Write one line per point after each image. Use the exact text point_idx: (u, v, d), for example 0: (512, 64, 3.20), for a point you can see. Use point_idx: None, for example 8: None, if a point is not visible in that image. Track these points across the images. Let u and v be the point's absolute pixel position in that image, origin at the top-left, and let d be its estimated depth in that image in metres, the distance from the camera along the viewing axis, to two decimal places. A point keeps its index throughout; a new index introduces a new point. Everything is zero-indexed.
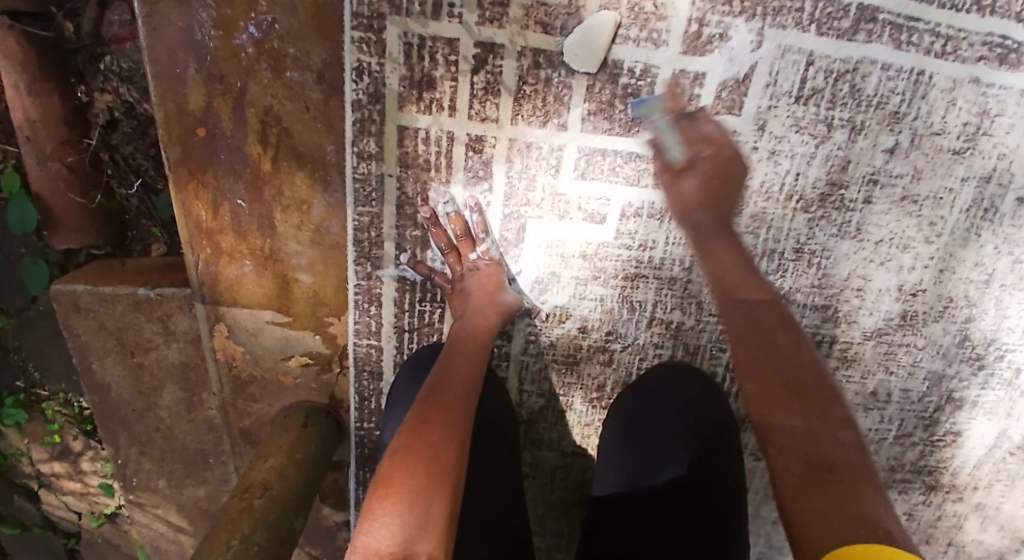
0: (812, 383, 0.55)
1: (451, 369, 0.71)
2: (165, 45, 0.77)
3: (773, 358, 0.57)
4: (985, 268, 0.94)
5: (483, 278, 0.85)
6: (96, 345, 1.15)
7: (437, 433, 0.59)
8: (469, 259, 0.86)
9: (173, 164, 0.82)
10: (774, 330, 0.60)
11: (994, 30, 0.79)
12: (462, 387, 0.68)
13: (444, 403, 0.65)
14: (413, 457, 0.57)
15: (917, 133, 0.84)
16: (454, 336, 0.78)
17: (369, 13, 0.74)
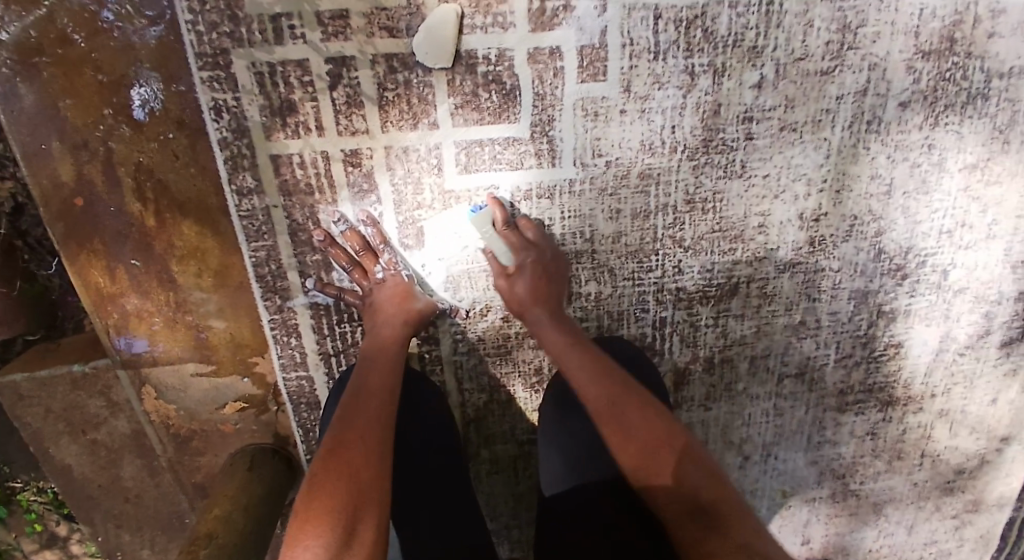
0: (655, 453, 0.63)
1: (366, 383, 0.71)
2: (25, 122, 0.77)
3: (628, 439, 0.65)
4: (884, 179, 0.95)
5: (395, 286, 0.85)
6: (46, 430, 1.15)
7: (355, 449, 0.60)
8: (374, 275, 0.86)
9: (60, 239, 0.82)
10: (658, 439, 0.64)
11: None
12: (377, 400, 0.68)
13: (360, 419, 0.65)
14: (332, 477, 0.57)
15: (780, 62, 0.85)
16: (368, 351, 0.78)
17: (212, 51, 0.74)
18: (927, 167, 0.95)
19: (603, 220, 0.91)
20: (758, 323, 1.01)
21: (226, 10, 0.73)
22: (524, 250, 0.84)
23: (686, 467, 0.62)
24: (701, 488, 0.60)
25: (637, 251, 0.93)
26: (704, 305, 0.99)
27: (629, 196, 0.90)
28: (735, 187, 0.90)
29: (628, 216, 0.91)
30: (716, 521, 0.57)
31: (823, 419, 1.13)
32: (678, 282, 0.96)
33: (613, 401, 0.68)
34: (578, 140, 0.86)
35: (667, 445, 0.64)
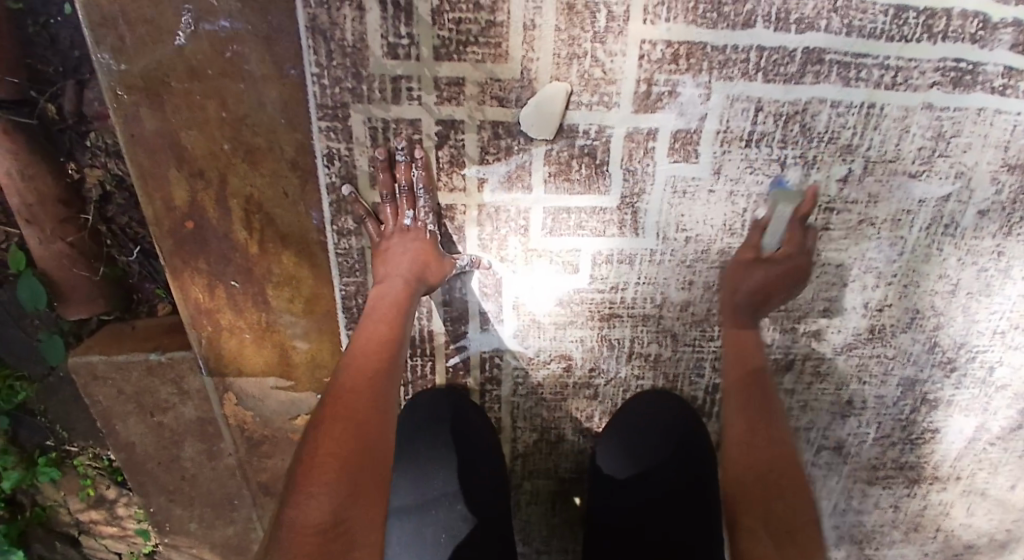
0: (787, 472, 0.68)
1: (365, 343, 0.72)
2: (144, 148, 0.80)
3: (756, 443, 0.71)
4: (950, 279, 0.97)
5: (411, 247, 0.81)
6: (116, 409, 1.23)
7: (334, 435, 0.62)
8: (396, 222, 0.83)
9: (167, 255, 0.87)
10: (760, 423, 0.73)
11: (948, 55, 0.80)
12: (372, 368, 0.69)
13: (355, 385, 0.67)
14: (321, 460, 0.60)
15: (871, 161, 0.86)
16: (374, 299, 0.78)
17: (333, 104, 0.78)
18: (993, 272, 0.97)
19: (674, 289, 0.94)
20: (805, 398, 1.06)
21: (351, 68, 0.76)
22: None
23: (795, 478, 0.68)
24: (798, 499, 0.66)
25: (702, 321, 0.97)
26: None
27: (704, 270, 0.92)
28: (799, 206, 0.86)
29: (698, 288, 0.94)
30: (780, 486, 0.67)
31: (852, 489, 1.18)
32: None
33: (756, 411, 0.75)
34: (662, 215, 0.88)
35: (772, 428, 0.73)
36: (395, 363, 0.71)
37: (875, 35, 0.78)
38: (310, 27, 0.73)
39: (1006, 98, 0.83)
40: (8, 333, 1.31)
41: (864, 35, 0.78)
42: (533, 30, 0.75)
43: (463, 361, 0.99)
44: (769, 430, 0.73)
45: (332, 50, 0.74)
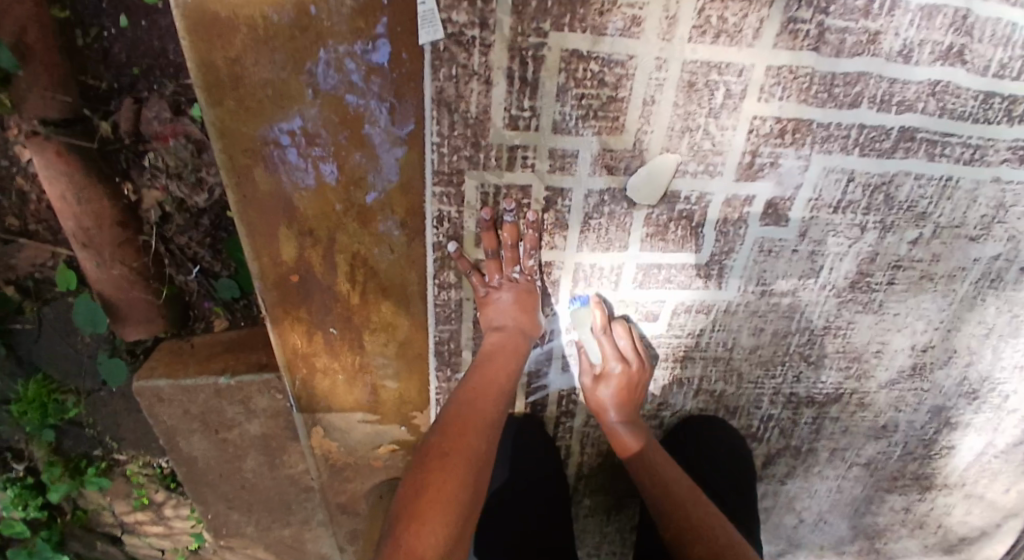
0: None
1: (480, 391, 0.77)
2: (254, 207, 0.80)
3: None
4: (987, 324, 1.06)
5: (514, 293, 0.86)
6: (180, 427, 1.25)
7: (454, 459, 0.67)
8: (505, 272, 0.86)
9: (270, 305, 0.89)
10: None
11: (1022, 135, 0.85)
12: (486, 410, 0.75)
13: (469, 423, 0.72)
14: (434, 476, 0.65)
15: (939, 226, 0.92)
16: (488, 349, 0.84)
17: (449, 171, 0.79)
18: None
19: (744, 335, 1.00)
20: (845, 423, 1.16)
21: (471, 138, 0.77)
22: (613, 196, 0.77)
23: None
24: None
25: (766, 361, 1.04)
26: (809, 407, 1.12)
27: (774, 318, 0.99)
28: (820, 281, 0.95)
29: (768, 333, 1.00)
30: None
31: (873, 495, 1.31)
32: (793, 388, 1.08)
33: None
34: (746, 270, 0.93)
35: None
36: (502, 410, 0.76)
37: (963, 117, 0.82)
38: (436, 99, 0.73)
39: None
40: (54, 349, 1.30)
41: (951, 117, 0.82)
42: (653, 104, 0.77)
43: (543, 398, 1.04)
44: None
45: (455, 121, 0.75)
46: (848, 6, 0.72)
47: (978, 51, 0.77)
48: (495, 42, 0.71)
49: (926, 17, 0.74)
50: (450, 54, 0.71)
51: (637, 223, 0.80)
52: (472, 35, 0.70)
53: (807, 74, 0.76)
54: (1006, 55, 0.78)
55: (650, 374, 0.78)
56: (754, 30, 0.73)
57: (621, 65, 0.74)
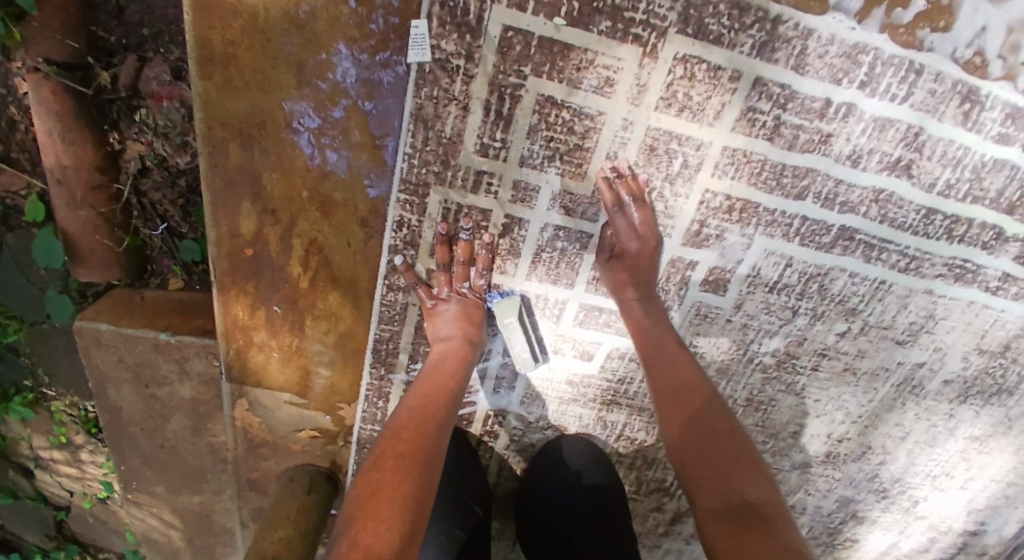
0: (769, 504, 0.71)
1: (432, 395, 0.80)
2: (223, 177, 0.83)
3: (710, 465, 0.75)
4: (904, 427, 1.10)
5: (463, 306, 0.89)
6: (111, 375, 1.26)
7: (402, 461, 0.70)
8: (453, 286, 0.89)
9: (220, 273, 0.91)
10: (733, 465, 0.75)
11: (956, 255, 0.91)
12: (434, 411, 0.77)
13: (418, 426, 0.75)
14: (385, 475, 0.68)
15: (868, 324, 0.97)
16: (437, 355, 0.86)
17: (415, 181, 0.82)
18: (941, 428, 1.11)
19: None
20: None
21: (442, 156, 0.81)
22: (632, 239, 0.83)
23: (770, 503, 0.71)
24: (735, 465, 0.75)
25: None
26: None
27: None
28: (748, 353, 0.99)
29: None
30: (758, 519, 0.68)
31: None
32: None
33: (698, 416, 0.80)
34: (681, 330, 0.97)
35: (743, 465, 0.75)
36: (453, 412, 0.79)
37: (904, 227, 0.87)
38: (415, 114, 0.78)
39: (995, 297, 0.96)
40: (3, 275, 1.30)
41: (892, 225, 0.87)
42: (615, 159, 0.81)
43: (469, 414, 1.06)
44: (736, 457, 0.76)
45: (429, 137, 0.79)
46: (805, 107, 0.78)
47: (926, 168, 0.83)
48: (478, 74, 0.75)
49: (879, 128, 0.79)
50: (434, 76, 0.75)
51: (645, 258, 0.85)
52: (457, 64, 0.75)
53: (759, 160, 0.81)
54: (954, 176, 0.84)
55: (669, 390, 0.83)
56: (715, 111, 0.78)
57: (590, 119, 0.78)
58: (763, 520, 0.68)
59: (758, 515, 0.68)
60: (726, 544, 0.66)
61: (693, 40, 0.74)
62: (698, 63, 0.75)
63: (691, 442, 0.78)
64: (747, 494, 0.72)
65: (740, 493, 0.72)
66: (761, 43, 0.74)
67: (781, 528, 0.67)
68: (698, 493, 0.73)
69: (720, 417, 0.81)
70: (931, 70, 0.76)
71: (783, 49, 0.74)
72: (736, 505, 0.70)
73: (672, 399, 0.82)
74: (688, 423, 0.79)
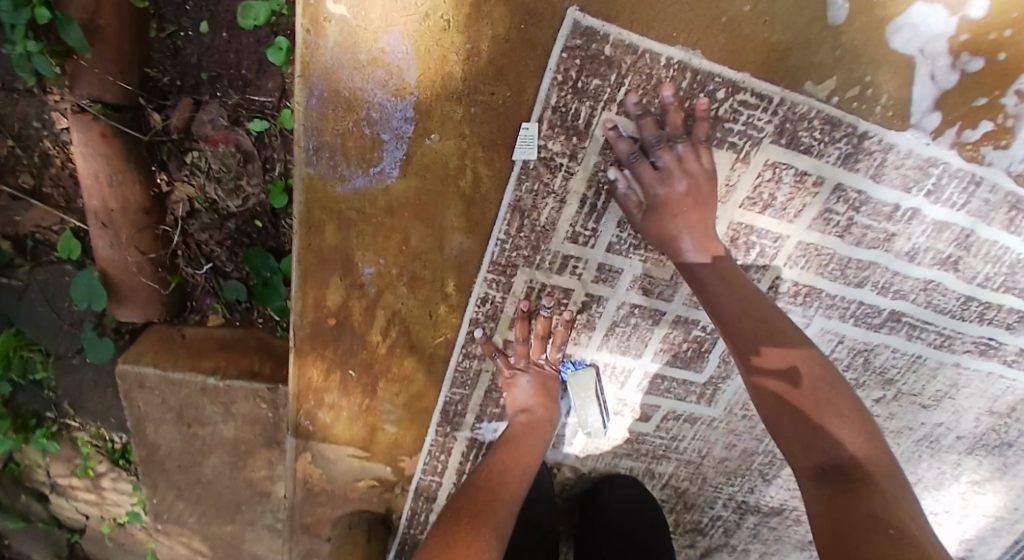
0: (874, 460, 0.64)
1: (506, 471, 0.84)
2: (315, 254, 0.84)
3: (794, 421, 0.68)
4: (915, 474, 1.21)
5: (542, 380, 0.93)
6: (152, 414, 1.25)
7: (480, 526, 0.74)
8: (533, 357, 0.93)
9: (299, 341, 0.92)
10: (811, 410, 0.68)
11: (985, 333, 1.00)
12: (511, 484, 0.82)
13: (490, 497, 0.79)
14: (463, 535, 0.72)
15: (901, 391, 1.05)
16: (518, 426, 0.91)
17: (504, 262, 0.86)
18: (946, 474, 1.23)
19: (717, 447, 1.10)
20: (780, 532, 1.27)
21: (533, 241, 0.84)
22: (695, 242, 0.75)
23: (876, 462, 0.64)
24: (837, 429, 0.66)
25: (731, 471, 1.14)
26: (754, 514, 1.22)
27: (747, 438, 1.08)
28: None
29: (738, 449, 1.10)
30: (852, 485, 0.61)
31: None
32: (745, 497, 1.18)
33: (794, 401, 0.68)
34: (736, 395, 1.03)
35: (837, 409, 0.67)
36: (525, 485, 0.84)
37: (944, 311, 0.96)
38: (513, 205, 0.80)
39: (1011, 368, 1.05)
40: (34, 309, 1.26)
41: (935, 310, 0.95)
42: None
43: None
44: (841, 414, 0.67)
45: (523, 225, 0.82)
46: (876, 210, 0.83)
47: (969, 264, 0.91)
48: (579, 172, 0.78)
49: (936, 230, 0.87)
50: (537, 172, 0.78)
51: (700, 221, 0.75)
52: (561, 162, 0.77)
53: (828, 254, 0.87)
54: (992, 271, 0.92)
55: (771, 373, 0.70)
56: (796, 210, 0.83)
57: None
58: (864, 481, 0.61)
59: (854, 478, 0.62)
60: (836, 519, 0.58)
61: (785, 149, 0.78)
62: (787, 169, 0.79)
63: (783, 421, 0.69)
64: (843, 452, 0.65)
65: (832, 453, 0.65)
66: (846, 154, 0.79)
67: (882, 492, 0.60)
68: (793, 456, 0.68)
69: (825, 372, 0.70)
70: (988, 182, 0.84)
71: (865, 160, 0.80)
72: (823, 468, 0.64)
73: (758, 368, 0.71)
74: (769, 390, 0.70)
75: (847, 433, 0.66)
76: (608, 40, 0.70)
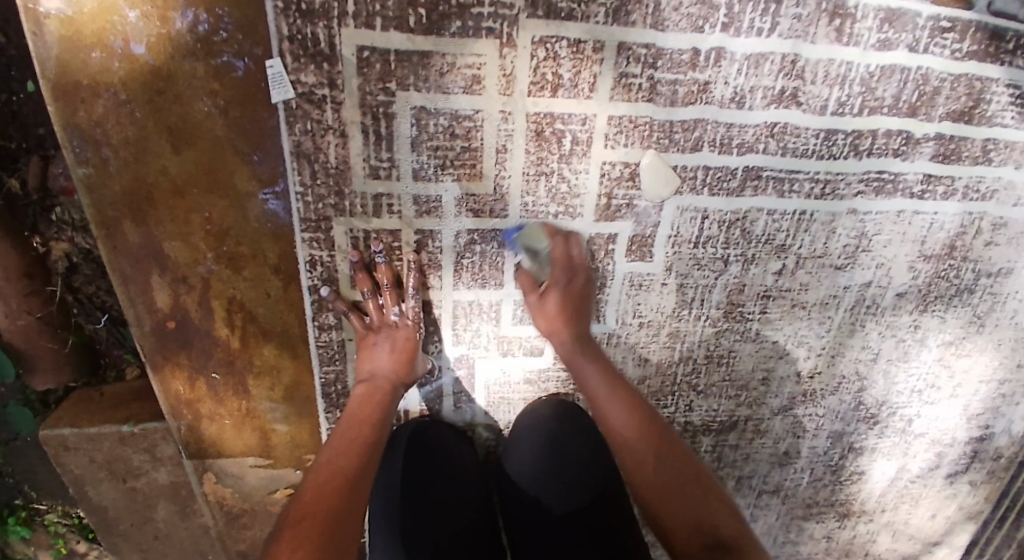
0: (742, 539, 0.71)
1: (343, 451, 0.76)
2: (126, 256, 0.83)
3: (666, 482, 0.78)
4: (872, 349, 1.09)
5: (388, 344, 0.88)
6: (87, 476, 1.23)
7: (312, 516, 0.65)
8: (374, 319, 0.88)
9: (149, 352, 0.90)
10: (699, 488, 0.77)
11: (871, 168, 0.90)
12: (348, 463, 0.74)
13: (326, 484, 0.70)
14: (294, 534, 0.63)
15: (802, 256, 0.96)
16: (355, 403, 0.85)
17: (315, 217, 0.82)
18: (910, 342, 1.09)
19: (631, 366, 1.03)
20: (747, 451, 1.18)
21: (334, 186, 0.80)
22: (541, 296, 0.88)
23: (747, 538, 0.71)
24: (708, 503, 0.76)
25: (657, 392, 1.06)
26: (707, 436, 1.14)
27: (657, 349, 1.01)
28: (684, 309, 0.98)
29: (652, 364, 1.03)
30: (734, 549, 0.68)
31: (789, 524, 1.33)
32: (688, 417, 1.11)
33: (665, 464, 0.79)
34: (622, 304, 0.96)
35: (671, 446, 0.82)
36: (365, 459, 0.76)
37: (808, 154, 0.87)
38: (295, 152, 0.77)
39: (923, 201, 0.94)
40: None
41: (796, 155, 0.87)
42: (505, 152, 0.81)
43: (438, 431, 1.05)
44: (707, 497, 0.76)
45: (316, 171, 0.79)
46: (675, 61, 0.78)
47: (812, 92, 0.83)
48: (345, 100, 0.75)
49: (754, 65, 0.80)
50: (303, 110, 0.75)
51: (583, 292, 0.89)
52: (323, 95, 0.74)
53: (646, 123, 0.82)
54: (843, 94, 0.84)
55: (662, 442, 0.82)
56: (589, 84, 0.78)
57: (469, 118, 0.78)
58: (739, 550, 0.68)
59: (733, 547, 0.69)
60: None
61: (545, 21, 0.73)
62: (557, 41, 0.75)
63: (669, 484, 0.77)
64: (720, 525, 0.72)
65: (716, 529, 0.72)
66: (614, 9, 0.74)
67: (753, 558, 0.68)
68: (669, 513, 0.75)
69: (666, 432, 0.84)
70: None
71: (636, 9, 0.74)
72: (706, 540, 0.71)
73: (609, 418, 0.85)
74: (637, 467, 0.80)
75: (723, 514, 0.74)
76: None
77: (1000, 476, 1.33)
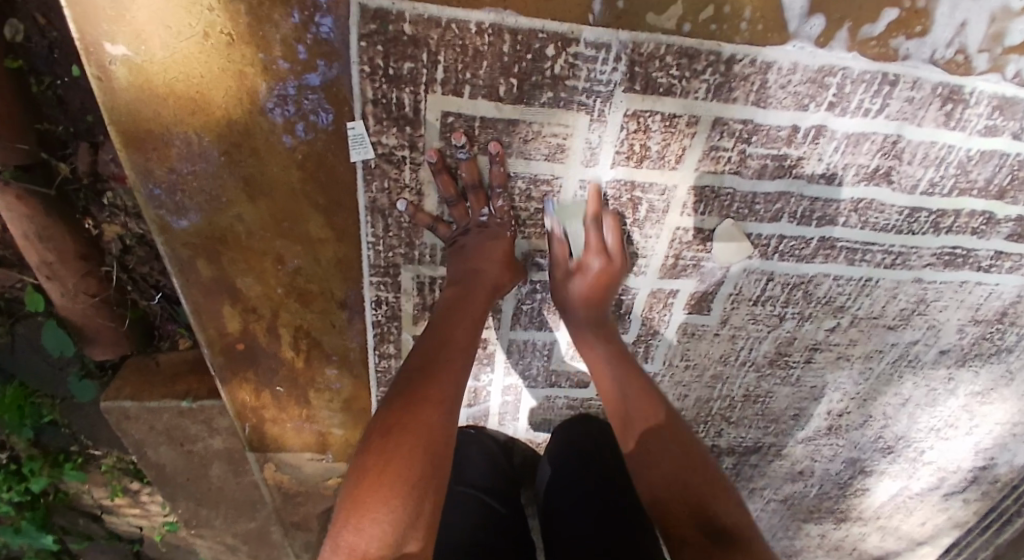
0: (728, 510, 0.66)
1: (443, 348, 0.68)
2: (198, 287, 0.84)
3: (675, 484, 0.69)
4: (904, 395, 1.12)
5: (494, 254, 0.77)
6: (147, 440, 1.25)
7: (417, 437, 0.56)
8: (471, 218, 0.77)
9: (218, 368, 0.94)
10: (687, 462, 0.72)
11: (946, 244, 0.88)
12: (453, 367, 0.66)
13: (435, 393, 0.61)
14: (390, 462, 0.54)
15: (857, 317, 0.97)
16: (462, 261, 0.77)
17: (385, 263, 0.83)
18: (941, 391, 1.12)
19: (670, 399, 1.09)
20: (764, 469, 1.26)
21: (405, 238, 0.80)
22: (596, 255, 0.77)
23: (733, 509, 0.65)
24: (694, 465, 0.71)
25: (692, 420, 1.13)
26: (730, 455, 1.22)
27: (698, 386, 1.06)
28: (730, 354, 1.01)
29: (691, 398, 1.08)
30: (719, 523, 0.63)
31: (790, 524, 1.44)
32: (716, 440, 1.18)
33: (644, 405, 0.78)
34: (672, 348, 0.99)
35: None
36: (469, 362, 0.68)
37: (888, 228, 0.85)
38: (370, 207, 0.76)
39: (988, 274, 0.93)
40: (25, 361, 1.23)
41: (875, 229, 0.85)
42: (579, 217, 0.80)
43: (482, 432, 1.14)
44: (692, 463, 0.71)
45: (389, 224, 0.78)
46: (771, 136, 0.74)
47: (906, 172, 0.79)
48: (424, 162, 0.73)
49: (853, 144, 0.75)
50: (382, 170, 0.73)
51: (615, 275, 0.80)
52: (402, 155, 0.72)
53: (729, 194, 0.79)
54: (937, 175, 0.79)
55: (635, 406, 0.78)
56: (676, 156, 0.75)
57: (546, 184, 0.76)
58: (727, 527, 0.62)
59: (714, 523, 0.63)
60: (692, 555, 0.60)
61: (641, 97, 0.69)
62: (651, 116, 0.71)
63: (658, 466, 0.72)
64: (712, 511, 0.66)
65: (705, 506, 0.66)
66: (717, 85, 0.69)
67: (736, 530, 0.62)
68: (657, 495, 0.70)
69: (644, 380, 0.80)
70: (907, 78, 0.70)
71: (741, 86, 0.69)
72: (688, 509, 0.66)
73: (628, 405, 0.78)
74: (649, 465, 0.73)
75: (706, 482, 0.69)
76: (404, 19, 0.61)
77: (991, 495, 1.40)
